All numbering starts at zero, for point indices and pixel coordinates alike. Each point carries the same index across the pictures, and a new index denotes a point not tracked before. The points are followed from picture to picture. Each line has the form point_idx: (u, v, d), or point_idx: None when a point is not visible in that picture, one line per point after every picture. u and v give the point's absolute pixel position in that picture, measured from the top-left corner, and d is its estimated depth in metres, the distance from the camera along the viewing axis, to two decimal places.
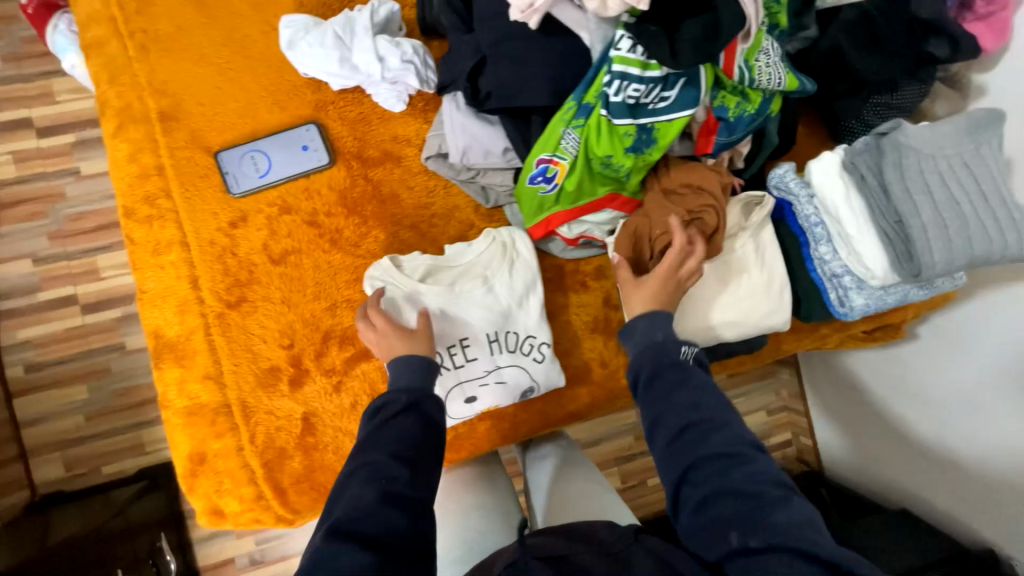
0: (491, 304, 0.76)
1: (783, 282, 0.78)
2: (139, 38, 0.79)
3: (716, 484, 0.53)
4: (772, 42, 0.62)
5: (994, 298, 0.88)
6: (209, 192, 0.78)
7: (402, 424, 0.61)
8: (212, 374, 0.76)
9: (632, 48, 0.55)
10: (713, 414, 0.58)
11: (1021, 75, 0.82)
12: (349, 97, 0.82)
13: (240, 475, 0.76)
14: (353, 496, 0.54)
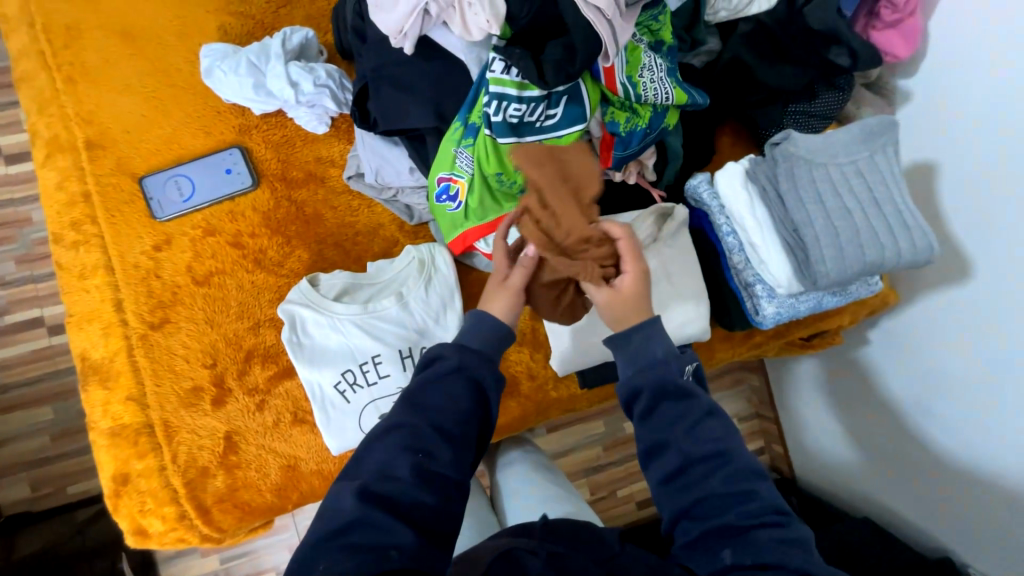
0: (405, 320, 0.77)
1: (699, 291, 0.78)
2: (66, 71, 0.82)
3: (717, 520, 0.53)
4: (654, 58, 0.63)
5: (938, 301, 0.88)
6: (135, 216, 0.81)
7: (448, 390, 0.57)
8: (134, 394, 0.78)
9: (505, 70, 0.57)
10: (717, 445, 0.55)
11: (935, 80, 0.83)
12: (272, 121, 0.85)
13: (163, 495, 0.77)
14: (385, 458, 0.54)
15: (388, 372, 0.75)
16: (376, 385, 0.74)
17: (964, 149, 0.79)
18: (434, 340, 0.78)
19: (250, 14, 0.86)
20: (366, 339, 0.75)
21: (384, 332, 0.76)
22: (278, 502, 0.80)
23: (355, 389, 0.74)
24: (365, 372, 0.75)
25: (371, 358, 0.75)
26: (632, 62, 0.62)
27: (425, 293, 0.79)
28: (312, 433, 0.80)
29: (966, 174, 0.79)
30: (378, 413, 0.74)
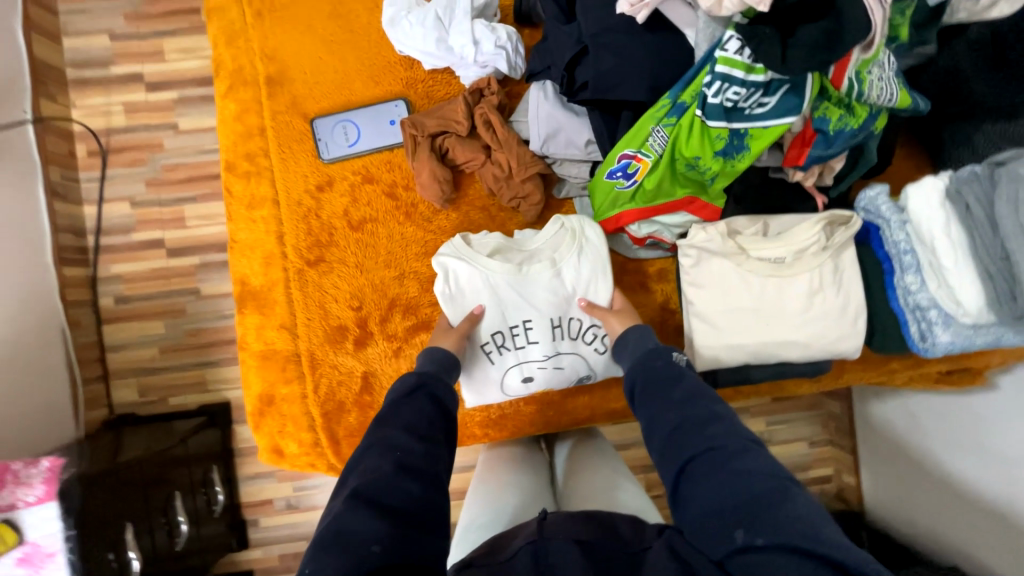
0: (556, 287, 0.78)
1: (860, 308, 0.74)
2: (257, 5, 0.84)
3: (714, 479, 0.51)
4: (890, 55, 0.59)
5: None
6: (302, 155, 0.84)
7: (415, 403, 0.62)
8: (287, 324, 0.82)
9: (739, 50, 0.55)
10: (705, 410, 0.57)
11: None
12: (439, 77, 0.85)
13: (302, 421, 0.82)
14: (369, 467, 0.53)
15: (537, 338, 0.78)
16: (524, 349, 0.78)
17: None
18: (580, 311, 0.79)
19: None
20: (518, 303, 0.78)
21: (537, 298, 0.78)
22: None
23: (503, 350, 0.78)
24: (514, 335, 0.78)
25: (522, 322, 0.78)
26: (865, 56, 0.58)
27: (577, 263, 0.78)
28: None
29: None
30: (522, 375, 0.79)
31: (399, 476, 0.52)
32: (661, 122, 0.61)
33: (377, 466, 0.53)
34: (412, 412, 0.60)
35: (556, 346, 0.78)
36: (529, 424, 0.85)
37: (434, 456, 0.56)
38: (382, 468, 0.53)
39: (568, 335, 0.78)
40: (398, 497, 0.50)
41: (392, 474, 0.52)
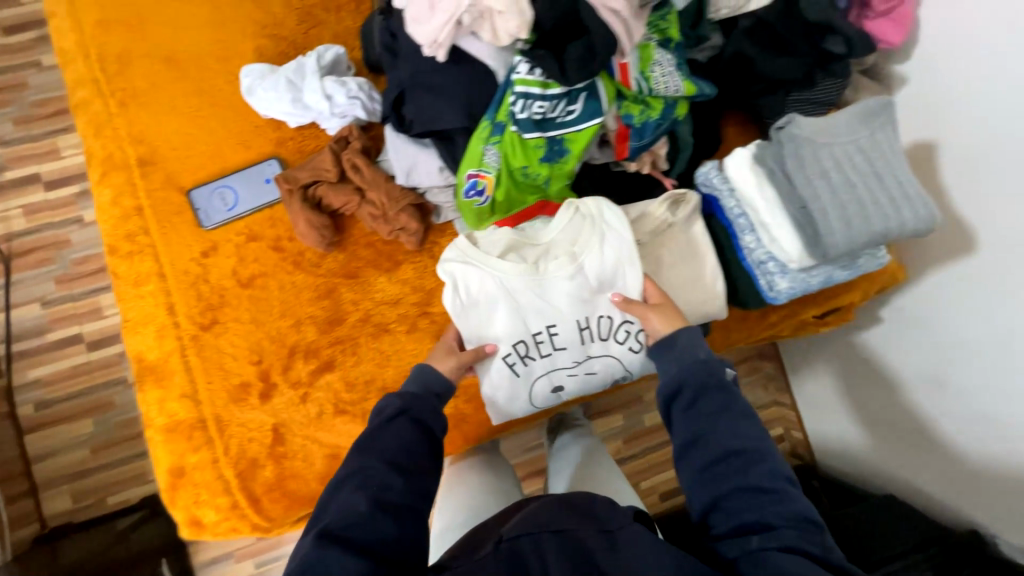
0: (579, 280, 0.75)
1: (715, 269, 0.81)
2: (119, 96, 0.88)
3: (746, 512, 0.56)
4: (664, 54, 0.68)
5: (949, 275, 0.90)
6: (184, 226, 0.87)
7: (399, 429, 0.64)
8: (188, 392, 0.82)
9: (530, 71, 0.62)
10: (759, 444, 0.60)
11: (941, 62, 0.86)
12: (306, 133, 0.91)
13: (216, 485, 0.81)
14: (346, 506, 0.57)
15: (567, 344, 0.76)
16: (551, 356, 0.76)
17: (961, 124, 0.84)
18: (609, 309, 0.77)
19: (283, 35, 0.93)
20: (541, 307, 0.75)
21: (558, 297, 0.75)
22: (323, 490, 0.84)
23: (535, 359, 0.76)
24: (539, 343, 0.75)
25: (545, 327, 0.75)
26: (644, 59, 0.67)
27: (599, 251, 0.75)
28: (354, 423, 0.85)
29: (966, 149, 0.83)
30: (551, 385, 0.77)
31: (377, 516, 0.56)
32: (487, 141, 0.68)
33: (349, 504, 0.57)
34: (393, 439, 0.63)
35: (593, 350, 0.77)
36: (449, 442, 0.88)
37: (411, 487, 0.60)
38: (359, 507, 0.57)
39: (598, 336, 0.76)
40: (368, 534, 0.55)
41: (369, 511, 0.56)
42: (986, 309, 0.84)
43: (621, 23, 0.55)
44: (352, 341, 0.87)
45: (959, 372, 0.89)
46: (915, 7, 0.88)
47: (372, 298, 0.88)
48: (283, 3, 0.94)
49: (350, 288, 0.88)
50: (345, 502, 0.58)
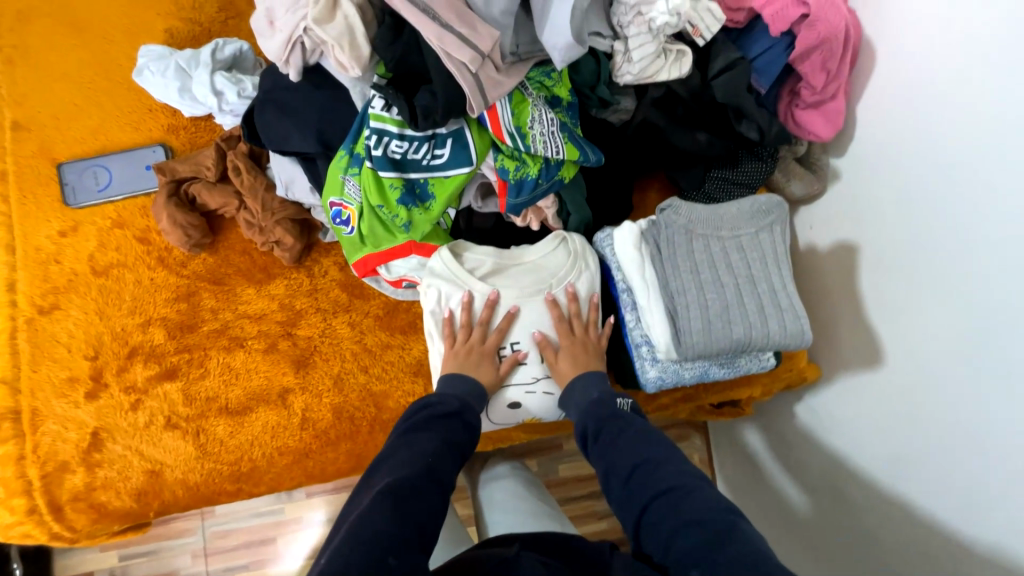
0: (554, 311, 0.71)
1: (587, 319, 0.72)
2: (8, 53, 0.84)
3: (671, 520, 0.52)
4: (544, 112, 0.65)
5: (855, 385, 0.83)
6: (46, 201, 0.82)
7: (447, 428, 0.63)
8: (7, 378, 0.76)
9: (386, 107, 0.59)
10: (659, 451, 0.59)
11: (867, 163, 0.82)
12: (200, 125, 0.86)
13: (15, 485, 0.75)
14: (400, 473, 0.55)
15: (528, 361, 0.70)
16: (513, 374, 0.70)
17: (882, 232, 0.78)
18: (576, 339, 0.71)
19: (198, 21, 0.88)
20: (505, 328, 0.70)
21: (527, 322, 0.70)
22: (138, 507, 0.78)
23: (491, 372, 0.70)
24: (503, 357, 0.70)
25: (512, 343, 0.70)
26: (519, 114, 0.63)
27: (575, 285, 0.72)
28: (184, 440, 0.79)
29: (884, 258, 0.78)
30: (509, 401, 0.71)
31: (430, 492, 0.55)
32: (344, 172, 0.63)
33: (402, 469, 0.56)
34: (446, 434, 0.62)
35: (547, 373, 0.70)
36: (288, 476, 0.82)
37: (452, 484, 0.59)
38: (414, 471, 0.56)
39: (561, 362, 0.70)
40: (421, 506, 0.53)
41: (423, 486, 0.55)
42: (890, 433, 0.77)
43: (463, 78, 0.52)
44: (200, 352, 0.81)
45: (855, 492, 0.83)
46: (852, 101, 0.84)
47: (235, 308, 0.83)
48: None
49: (212, 294, 0.83)
50: (393, 468, 0.57)
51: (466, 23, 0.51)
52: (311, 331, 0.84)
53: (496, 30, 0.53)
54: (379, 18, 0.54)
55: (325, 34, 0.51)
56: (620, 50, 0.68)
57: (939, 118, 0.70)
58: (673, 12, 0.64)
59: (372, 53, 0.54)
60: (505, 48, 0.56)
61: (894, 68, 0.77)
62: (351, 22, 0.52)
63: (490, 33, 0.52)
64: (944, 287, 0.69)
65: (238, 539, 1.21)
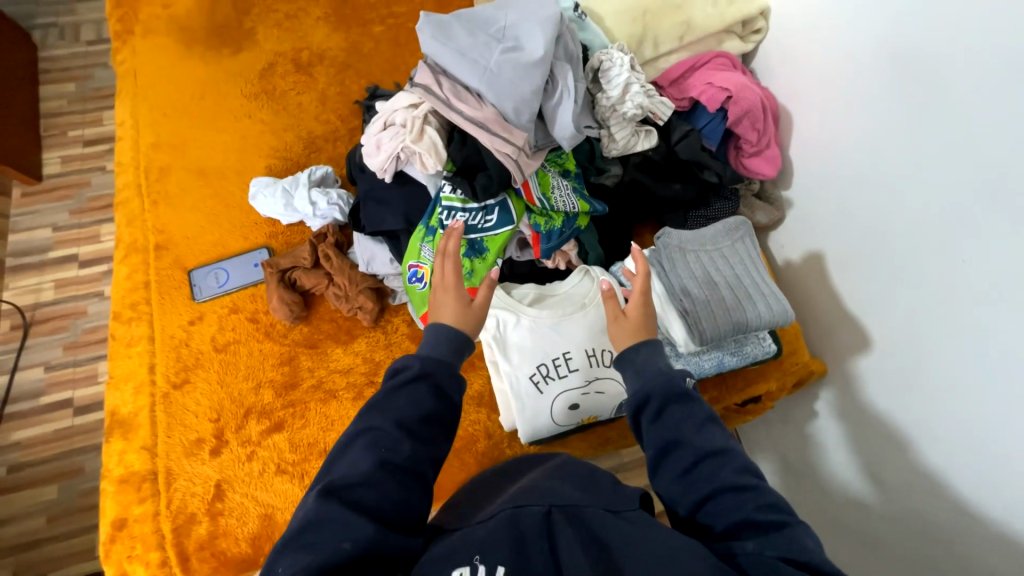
0: (591, 324, 0.91)
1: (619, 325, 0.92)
2: (153, 196, 1.12)
3: (734, 514, 0.62)
4: (561, 181, 0.90)
5: (857, 364, 0.98)
6: (179, 299, 1.04)
7: (411, 393, 0.71)
8: (148, 445, 0.92)
9: (454, 190, 0.84)
10: (724, 448, 0.67)
11: (810, 189, 1.07)
12: (294, 229, 1.12)
13: (152, 539, 0.86)
14: (354, 460, 0.65)
15: (577, 367, 0.88)
16: (566, 378, 0.87)
17: (838, 237, 1.00)
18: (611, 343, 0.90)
19: (290, 157, 1.19)
20: (554, 342, 0.89)
21: (572, 335, 0.89)
22: (252, 552, 0.88)
23: (550, 380, 0.87)
24: (557, 366, 0.87)
25: (562, 354, 0.88)
26: (544, 185, 0.89)
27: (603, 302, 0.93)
28: (292, 483, 0.92)
29: (846, 255, 0.98)
30: (568, 403, 0.87)
31: (386, 475, 0.64)
32: (422, 240, 0.87)
33: (359, 461, 0.65)
34: (406, 401, 0.70)
35: (594, 373, 0.88)
36: None
37: (418, 450, 0.67)
38: (366, 463, 0.64)
39: (603, 363, 0.88)
40: (374, 493, 0.62)
41: (375, 473, 0.63)
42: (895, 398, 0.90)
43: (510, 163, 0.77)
44: (302, 406, 0.97)
45: (884, 463, 0.93)
46: (785, 149, 1.11)
47: (327, 366, 1.01)
48: (294, 134, 1.22)
49: (308, 357, 1.01)
50: (351, 461, 0.66)
51: (506, 131, 0.77)
52: None
53: (525, 132, 0.78)
54: (448, 132, 0.80)
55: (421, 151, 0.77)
56: (605, 134, 0.95)
57: (849, 150, 0.96)
58: (638, 106, 0.92)
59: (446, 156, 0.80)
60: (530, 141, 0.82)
61: (807, 122, 1.05)
62: (434, 140, 0.78)
63: (522, 135, 0.78)
64: (890, 267, 0.89)
65: None
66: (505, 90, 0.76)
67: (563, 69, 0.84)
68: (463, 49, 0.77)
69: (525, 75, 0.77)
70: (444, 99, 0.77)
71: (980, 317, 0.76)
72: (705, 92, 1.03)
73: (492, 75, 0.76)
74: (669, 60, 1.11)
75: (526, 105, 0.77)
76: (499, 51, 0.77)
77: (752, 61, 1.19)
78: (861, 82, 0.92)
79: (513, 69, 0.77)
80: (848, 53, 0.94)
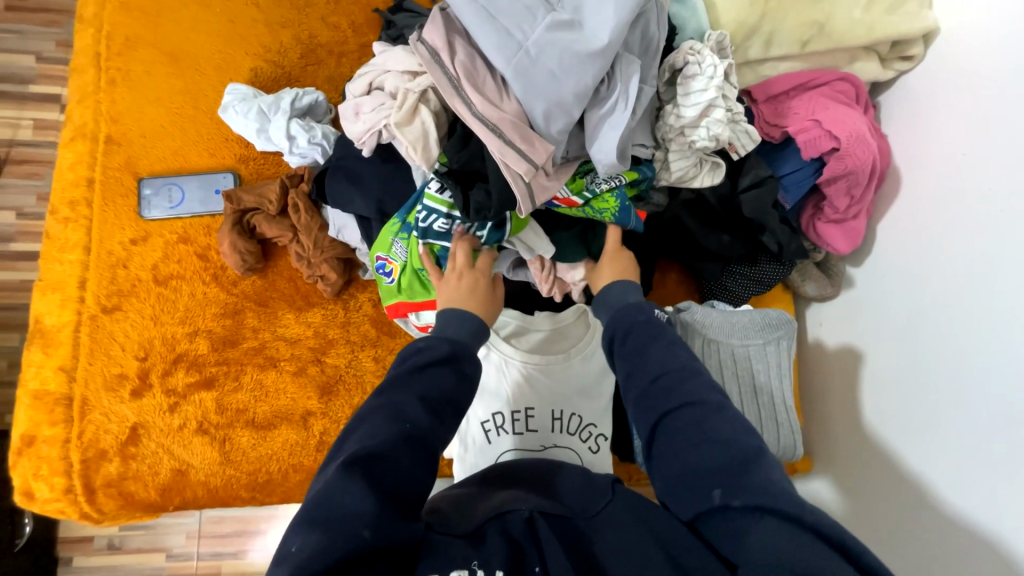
0: (568, 381, 0.79)
1: (598, 389, 0.80)
2: (112, 73, 0.94)
3: (692, 435, 0.57)
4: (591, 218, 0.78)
5: (856, 486, 0.87)
6: (124, 210, 0.90)
7: (436, 370, 0.63)
8: (66, 367, 0.85)
9: (440, 189, 0.69)
10: (687, 367, 0.63)
11: (883, 278, 0.86)
12: (269, 158, 0.95)
13: (58, 465, 0.82)
14: (368, 429, 0.56)
15: (536, 427, 0.77)
16: (520, 436, 0.77)
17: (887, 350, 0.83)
18: (582, 407, 0.79)
19: (282, 64, 0.97)
20: (521, 392, 0.78)
21: (543, 389, 0.78)
22: (160, 500, 0.85)
23: (503, 433, 0.77)
24: (514, 420, 0.77)
25: (524, 409, 0.78)
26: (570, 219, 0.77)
27: (589, 358, 0.80)
28: (210, 446, 0.86)
29: (888, 374, 0.82)
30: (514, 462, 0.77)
31: (408, 454, 0.55)
32: (395, 235, 0.75)
33: (376, 432, 0.56)
34: (430, 380, 0.62)
35: (552, 439, 0.77)
36: (298, 491, 0.88)
37: (439, 432, 0.59)
38: (386, 436, 0.55)
39: (566, 430, 0.78)
40: (393, 469, 0.53)
41: (399, 448, 0.55)
42: (885, 544, 0.80)
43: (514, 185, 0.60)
44: (237, 367, 0.88)
45: None
46: (872, 220, 0.89)
47: (273, 330, 0.90)
48: (293, 34, 0.98)
49: (255, 315, 0.90)
50: (366, 431, 0.56)
51: (525, 140, 0.59)
52: (339, 361, 0.90)
53: (552, 145, 0.61)
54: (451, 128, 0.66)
55: (404, 138, 0.62)
56: (659, 158, 0.75)
57: (951, 256, 0.75)
58: (712, 138, 0.70)
59: (439, 152, 0.64)
60: (556, 155, 0.64)
61: (916, 198, 0.82)
62: (426, 125, 0.63)
63: (545, 149, 0.60)
64: (935, 411, 0.74)
65: (233, 526, 1.27)
66: (538, 84, 0.59)
67: (627, 66, 0.63)
68: (496, 14, 0.60)
69: (571, 67, 0.59)
70: (454, 80, 0.60)
71: (1018, 518, 0.62)
72: (807, 132, 0.79)
73: (526, 59, 0.59)
74: (776, 67, 0.84)
75: (561, 110, 0.60)
76: (544, 26, 0.59)
77: (880, 94, 0.91)
78: (1012, 179, 0.68)
79: (556, 57, 0.59)
80: (1012, 134, 0.69)
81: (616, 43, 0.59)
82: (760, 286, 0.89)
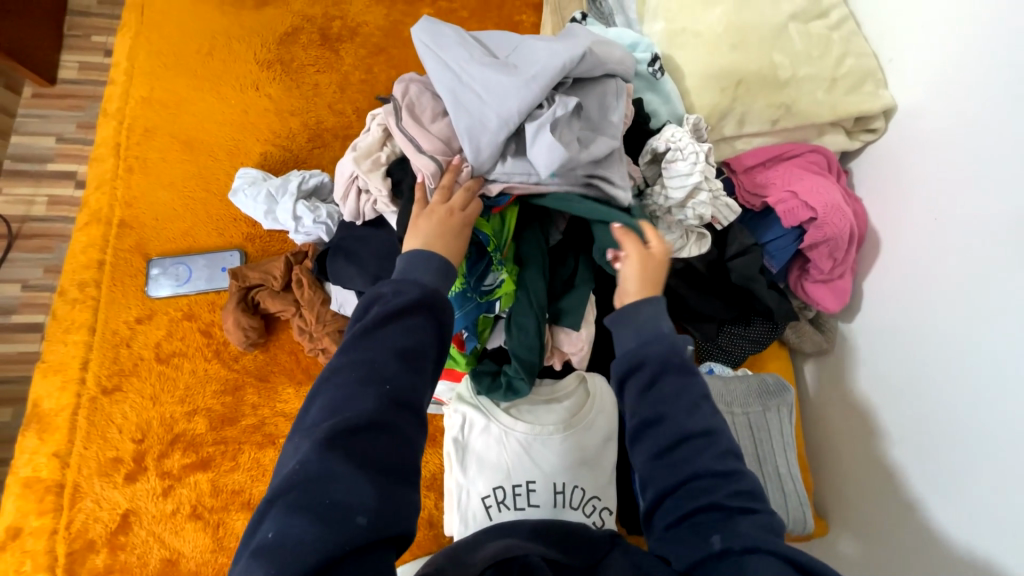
0: (568, 453, 0.78)
1: (601, 459, 0.80)
2: (130, 162, 1.00)
3: (701, 504, 0.52)
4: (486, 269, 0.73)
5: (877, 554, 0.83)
6: (132, 290, 0.93)
7: (410, 321, 0.55)
8: (60, 452, 0.83)
9: None
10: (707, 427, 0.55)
11: (873, 335, 0.88)
12: (275, 235, 0.99)
13: (42, 560, 0.79)
14: (341, 396, 0.50)
15: (539, 501, 0.76)
16: (522, 511, 0.75)
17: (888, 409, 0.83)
18: (584, 480, 0.78)
19: (290, 148, 1.04)
20: (523, 465, 0.77)
21: (545, 462, 0.78)
22: None
23: (503, 509, 0.75)
24: (516, 495, 0.76)
25: (525, 482, 0.77)
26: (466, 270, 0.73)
27: (590, 428, 0.80)
28: (203, 532, 0.82)
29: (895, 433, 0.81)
30: None
31: (388, 415, 0.49)
32: None
33: (353, 398, 0.49)
34: (406, 332, 0.54)
35: (556, 514, 0.76)
36: None
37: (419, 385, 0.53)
38: (361, 406, 0.49)
39: (570, 504, 0.76)
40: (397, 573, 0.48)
41: (377, 412, 0.49)
42: None
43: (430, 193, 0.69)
44: (235, 446, 0.87)
45: None
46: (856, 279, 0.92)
47: (273, 406, 0.89)
48: (301, 121, 1.06)
49: (255, 391, 0.90)
50: (329, 404, 0.50)
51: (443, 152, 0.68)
52: None
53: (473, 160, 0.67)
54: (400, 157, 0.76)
55: (359, 168, 0.75)
56: None
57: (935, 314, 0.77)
58: (698, 216, 0.76)
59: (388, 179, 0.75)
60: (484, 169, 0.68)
61: (895, 258, 0.85)
62: (378, 159, 0.76)
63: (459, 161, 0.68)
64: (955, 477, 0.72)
65: None
66: (469, 111, 0.66)
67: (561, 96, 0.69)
68: (439, 50, 0.70)
69: (496, 89, 0.66)
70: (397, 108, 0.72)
71: None
72: (785, 203, 0.84)
73: (457, 82, 0.68)
74: (750, 142, 0.90)
75: (485, 127, 0.66)
76: (479, 59, 0.69)
77: (851, 162, 0.97)
78: (984, 243, 0.71)
79: (484, 81, 0.67)
80: (976, 202, 0.73)
81: (544, 72, 0.66)
82: (753, 345, 0.90)
